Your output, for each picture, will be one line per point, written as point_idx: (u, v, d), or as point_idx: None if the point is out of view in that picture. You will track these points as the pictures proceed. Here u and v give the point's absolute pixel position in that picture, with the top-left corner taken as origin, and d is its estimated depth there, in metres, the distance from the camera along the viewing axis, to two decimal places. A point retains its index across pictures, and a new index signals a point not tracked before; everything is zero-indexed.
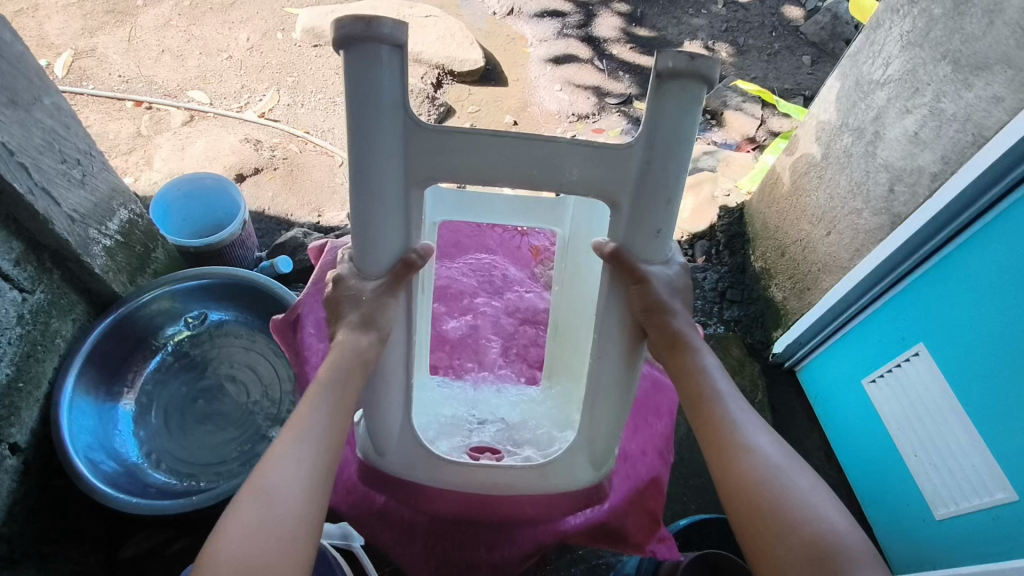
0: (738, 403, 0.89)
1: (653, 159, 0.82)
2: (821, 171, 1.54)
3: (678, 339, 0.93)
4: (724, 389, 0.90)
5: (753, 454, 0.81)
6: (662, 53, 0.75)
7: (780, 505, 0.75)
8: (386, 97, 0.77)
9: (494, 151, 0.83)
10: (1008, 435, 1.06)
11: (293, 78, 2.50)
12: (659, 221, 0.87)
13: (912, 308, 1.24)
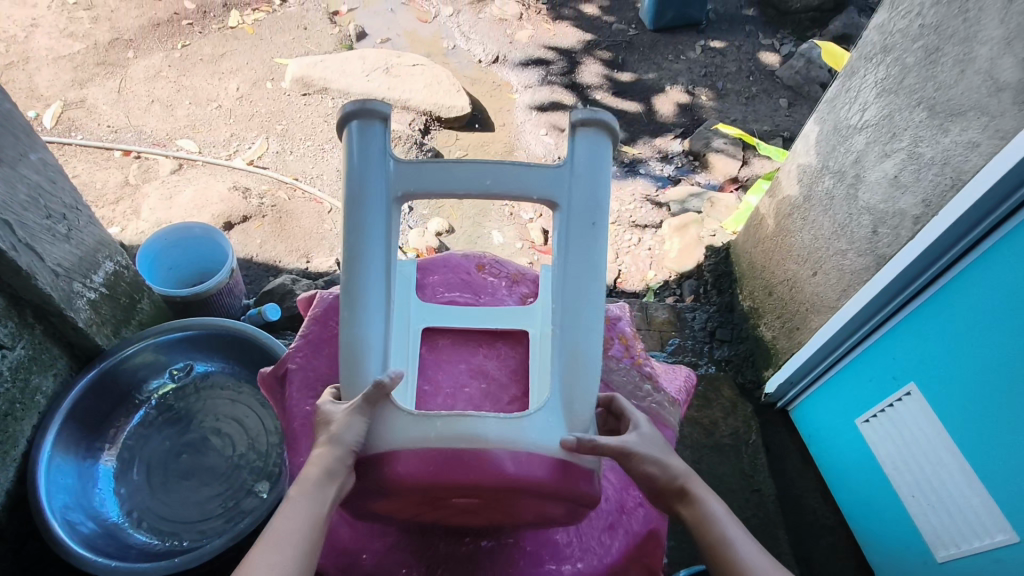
0: (754, 556, 0.81)
1: (579, 174, 0.99)
2: (804, 213, 1.57)
3: (682, 488, 0.87)
4: (734, 539, 0.82)
5: None
6: (573, 108, 0.98)
7: None
8: (373, 149, 0.98)
9: (458, 173, 0.97)
10: (1005, 476, 1.05)
11: (282, 126, 2.53)
12: (590, 212, 0.97)
13: (901, 347, 1.25)
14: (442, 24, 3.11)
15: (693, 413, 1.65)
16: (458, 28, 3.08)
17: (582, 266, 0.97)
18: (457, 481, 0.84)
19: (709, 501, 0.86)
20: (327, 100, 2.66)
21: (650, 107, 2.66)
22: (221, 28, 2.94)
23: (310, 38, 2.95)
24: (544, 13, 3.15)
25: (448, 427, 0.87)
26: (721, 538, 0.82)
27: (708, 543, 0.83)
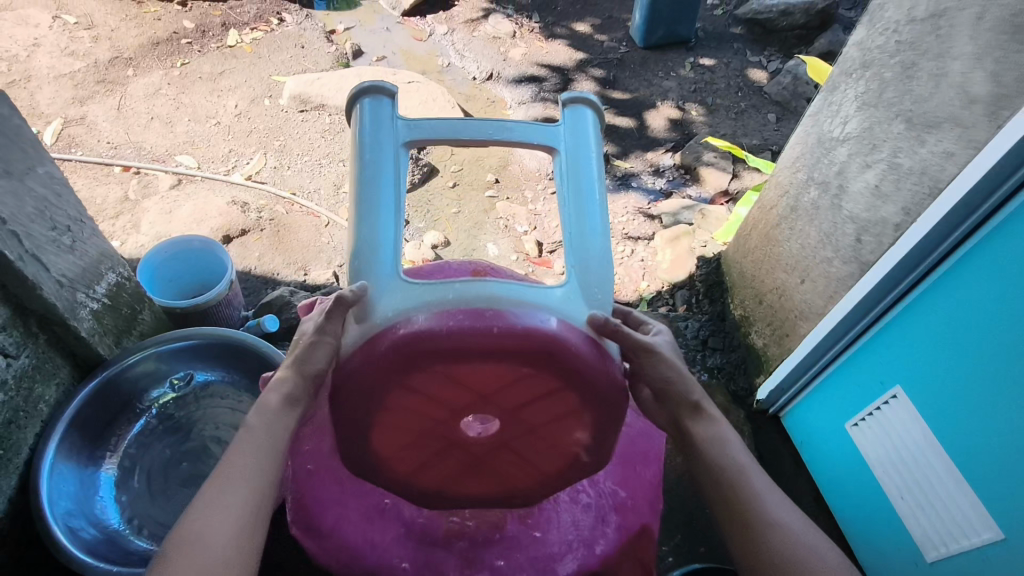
0: (760, 475, 0.86)
1: (577, 135, 1.11)
2: (791, 223, 1.61)
3: (697, 406, 0.91)
4: (740, 458, 0.87)
5: (778, 538, 0.78)
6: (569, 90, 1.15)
7: None
8: (383, 116, 1.07)
9: (465, 127, 1.07)
10: (989, 474, 1.08)
11: (280, 142, 2.57)
12: (590, 160, 1.09)
13: (885, 351, 1.28)
14: (437, 43, 3.18)
15: None
16: (453, 46, 3.14)
17: (585, 204, 1.05)
18: (475, 341, 0.80)
19: (716, 420, 0.91)
20: (325, 116, 2.71)
21: (642, 123, 2.72)
22: (220, 47, 2.99)
23: (308, 56, 3.01)
24: (538, 31, 3.23)
25: (467, 288, 0.85)
26: (728, 459, 0.87)
27: (714, 466, 0.87)
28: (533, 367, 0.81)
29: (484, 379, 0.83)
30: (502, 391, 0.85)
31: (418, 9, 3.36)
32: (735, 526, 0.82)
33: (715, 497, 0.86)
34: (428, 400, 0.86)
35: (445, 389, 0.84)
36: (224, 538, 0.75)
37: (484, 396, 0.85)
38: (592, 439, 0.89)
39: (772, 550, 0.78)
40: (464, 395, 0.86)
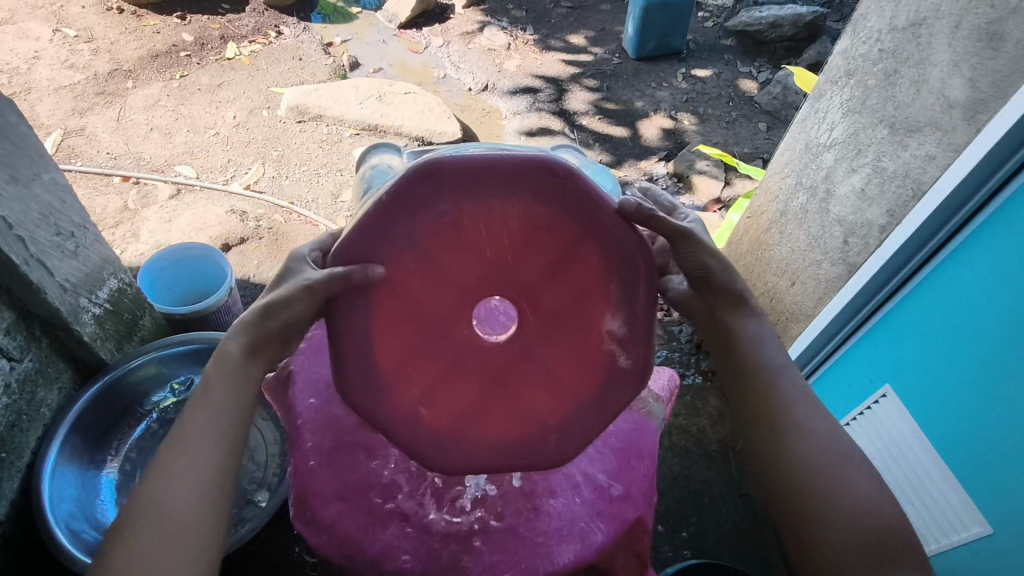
0: (794, 379, 0.85)
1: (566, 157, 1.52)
2: (781, 227, 1.64)
3: (740, 299, 0.90)
4: (777, 359, 0.87)
5: (811, 439, 0.78)
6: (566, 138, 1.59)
7: (835, 491, 0.74)
8: None
9: None
10: (973, 469, 1.10)
11: (278, 152, 2.60)
12: None
13: (874, 350, 1.31)
14: (433, 55, 3.23)
15: (681, 422, 1.70)
16: (448, 58, 3.19)
17: None
18: (477, 191, 0.85)
19: (756, 319, 0.90)
20: (322, 126, 2.74)
21: (636, 132, 2.76)
22: (218, 59, 3.03)
23: (305, 68, 3.05)
24: (532, 43, 3.28)
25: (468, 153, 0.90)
26: (763, 359, 0.86)
27: (747, 364, 0.87)
28: (546, 203, 0.87)
29: (498, 241, 0.91)
30: (518, 258, 0.92)
31: (414, 22, 3.42)
32: (763, 421, 0.82)
33: (744, 393, 0.86)
34: (446, 284, 0.93)
35: (461, 265, 0.92)
36: (183, 503, 0.75)
37: (499, 269, 0.93)
38: (619, 312, 0.90)
39: (800, 446, 0.78)
40: (480, 275, 0.93)
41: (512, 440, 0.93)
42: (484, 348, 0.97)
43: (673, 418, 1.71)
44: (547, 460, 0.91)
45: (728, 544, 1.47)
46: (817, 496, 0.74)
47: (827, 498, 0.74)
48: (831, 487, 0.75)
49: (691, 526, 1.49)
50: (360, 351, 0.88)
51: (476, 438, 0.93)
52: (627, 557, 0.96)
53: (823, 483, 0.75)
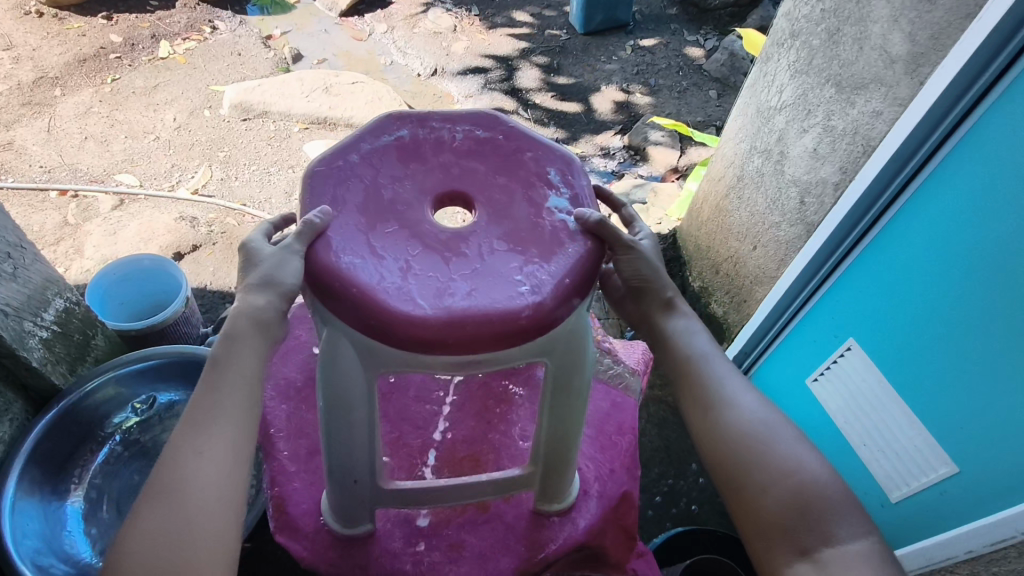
0: (721, 361, 0.86)
1: None
2: (739, 192, 1.66)
3: (670, 303, 0.91)
4: (702, 348, 0.88)
5: (736, 415, 0.79)
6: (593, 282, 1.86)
7: (765, 462, 0.75)
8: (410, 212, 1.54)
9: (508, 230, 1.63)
10: (937, 412, 1.13)
11: (224, 153, 2.50)
12: None
13: (837, 304, 1.33)
14: (377, 42, 3.14)
15: (657, 394, 1.72)
16: (394, 44, 3.11)
17: None
18: (438, 119, 0.86)
19: (683, 315, 0.91)
20: (268, 123, 2.65)
21: (589, 107, 2.75)
22: (152, 59, 2.89)
23: (245, 63, 2.94)
24: (478, 24, 3.22)
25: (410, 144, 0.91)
26: (690, 348, 0.88)
27: (674, 356, 0.88)
28: (487, 129, 0.87)
29: (449, 156, 0.84)
30: (471, 166, 0.83)
31: (356, 9, 3.32)
32: (695, 406, 0.83)
33: (675, 386, 0.87)
34: (410, 186, 0.81)
35: (421, 171, 0.82)
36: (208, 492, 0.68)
37: (454, 176, 0.82)
38: (563, 193, 0.82)
39: (729, 423, 0.79)
40: (438, 175, 0.82)
41: (486, 298, 0.71)
42: (451, 230, 0.79)
43: (647, 390, 1.73)
44: (524, 316, 0.70)
45: (711, 507, 1.50)
46: (749, 467, 0.75)
47: (755, 466, 0.75)
48: (760, 455, 0.75)
49: (698, 459, 1.58)
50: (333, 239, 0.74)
51: (445, 298, 0.71)
52: (614, 531, 0.97)
53: (750, 454, 0.76)
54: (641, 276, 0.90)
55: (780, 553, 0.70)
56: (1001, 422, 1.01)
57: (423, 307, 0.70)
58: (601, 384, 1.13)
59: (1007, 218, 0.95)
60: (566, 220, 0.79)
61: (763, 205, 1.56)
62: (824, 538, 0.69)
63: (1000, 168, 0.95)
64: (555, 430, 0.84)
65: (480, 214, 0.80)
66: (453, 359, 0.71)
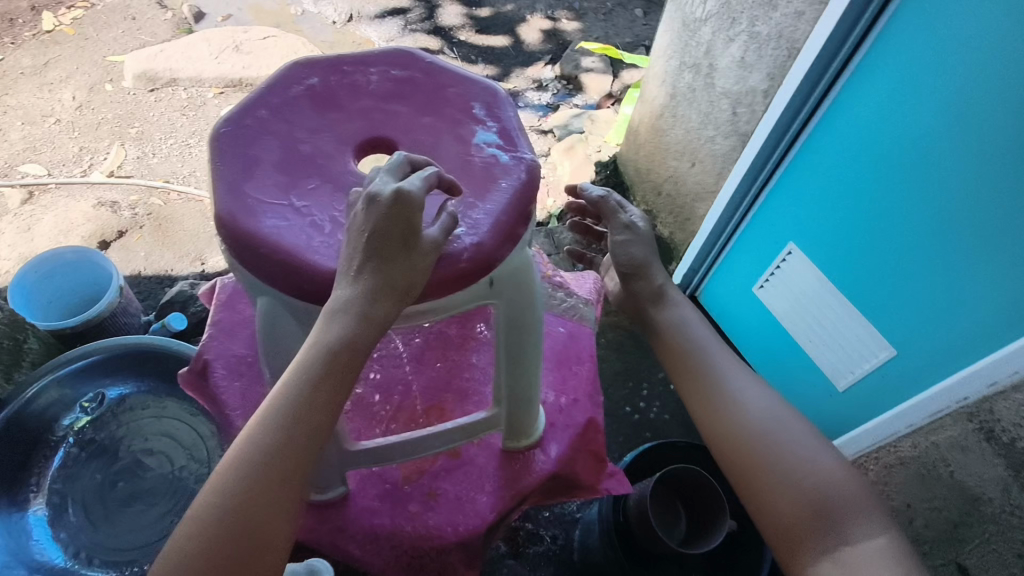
0: (726, 360, 0.90)
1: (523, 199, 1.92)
2: (673, 111, 1.65)
3: (661, 293, 1.01)
4: (706, 346, 0.92)
5: (742, 411, 0.81)
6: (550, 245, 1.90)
7: (774, 458, 0.75)
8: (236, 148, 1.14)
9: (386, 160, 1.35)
10: (875, 300, 1.20)
11: (136, 129, 2.33)
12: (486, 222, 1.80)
13: (777, 210, 1.37)
14: None
15: (613, 320, 1.75)
16: None
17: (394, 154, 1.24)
18: (350, 62, 0.82)
19: (685, 315, 0.98)
20: (179, 92, 2.47)
21: (517, 39, 2.66)
22: (36, 34, 2.63)
23: (142, 28, 2.70)
24: None
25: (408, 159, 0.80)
26: (693, 347, 0.93)
27: (678, 353, 0.93)
28: (402, 68, 0.83)
29: (367, 100, 0.80)
30: (391, 108, 0.79)
31: None
32: (702, 403, 0.86)
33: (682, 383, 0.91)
34: (329, 135, 0.77)
35: (338, 119, 0.78)
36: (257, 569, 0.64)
37: (372, 120, 0.78)
38: (490, 126, 0.79)
39: (736, 418, 0.81)
40: (357, 121, 0.78)
41: None
42: None
43: (604, 318, 1.76)
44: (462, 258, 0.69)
45: (676, 419, 1.57)
46: (758, 465, 0.76)
47: (766, 463, 0.75)
48: (768, 453, 0.76)
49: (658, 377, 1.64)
50: (252, 197, 0.70)
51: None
52: (584, 456, 1.00)
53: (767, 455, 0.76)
54: (633, 264, 1.02)
55: (801, 552, 0.69)
56: (945, 314, 1.06)
57: None
58: (557, 318, 1.14)
59: (943, 125, 0.96)
60: (498, 155, 0.77)
61: (697, 121, 1.55)
62: (842, 537, 0.67)
63: (939, 58, 0.93)
64: (512, 367, 0.83)
65: (406, 159, 0.77)
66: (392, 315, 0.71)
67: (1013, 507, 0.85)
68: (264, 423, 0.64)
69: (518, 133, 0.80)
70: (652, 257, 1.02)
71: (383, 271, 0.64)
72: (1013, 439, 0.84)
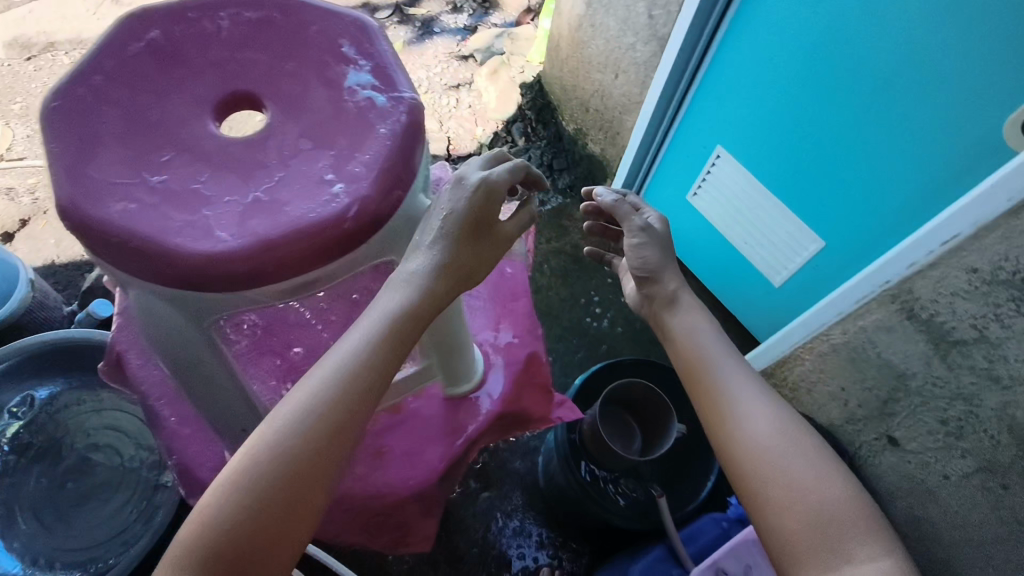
0: (738, 365, 0.75)
1: None
2: (591, 20, 1.58)
3: (675, 297, 0.87)
4: (716, 351, 0.77)
5: (747, 419, 0.67)
6: None
7: (778, 474, 0.61)
8: None
9: None
10: (802, 197, 1.23)
11: (17, 103, 2.11)
12: None
13: (703, 115, 1.36)
14: None
15: (556, 245, 1.74)
16: None
17: None
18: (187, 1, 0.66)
19: (695, 316, 0.83)
20: (59, 56, 2.22)
21: None
22: None
23: None
24: None
25: None
26: (701, 352, 0.77)
27: (687, 361, 0.78)
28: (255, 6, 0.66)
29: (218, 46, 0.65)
30: (250, 56, 0.65)
31: None
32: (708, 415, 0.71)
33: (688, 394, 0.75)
34: (175, 92, 0.63)
35: (186, 73, 0.64)
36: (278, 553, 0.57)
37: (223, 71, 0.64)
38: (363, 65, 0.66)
39: (742, 428, 0.66)
40: (211, 74, 0.64)
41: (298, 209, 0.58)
42: None
43: (546, 245, 1.74)
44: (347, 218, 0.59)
45: (625, 334, 1.62)
46: (760, 482, 0.62)
47: (767, 481, 0.61)
48: (771, 468, 0.62)
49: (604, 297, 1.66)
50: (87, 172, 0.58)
51: (247, 224, 0.58)
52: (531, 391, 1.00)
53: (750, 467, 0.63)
54: (646, 267, 0.89)
55: None
56: (893, 202, 1.07)
57: (224, 241, 0.57)
58: None
59: (927, 10, 0.86)
60: (372, 97, 0.64)
61: (616, 28, 1.49)
62: (845, 556, 0.56)
63: None
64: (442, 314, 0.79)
65: (271, 113, 0.64)
66: (285, 286, 0.62)
67: (934, 378, 0.92)
68: (342, 381, 0.59)
69: (395, 69, 0.67)
70: (660, 258, 0.89)
71: (464, 254, 0.68)
72: (931, 314, 0.89)
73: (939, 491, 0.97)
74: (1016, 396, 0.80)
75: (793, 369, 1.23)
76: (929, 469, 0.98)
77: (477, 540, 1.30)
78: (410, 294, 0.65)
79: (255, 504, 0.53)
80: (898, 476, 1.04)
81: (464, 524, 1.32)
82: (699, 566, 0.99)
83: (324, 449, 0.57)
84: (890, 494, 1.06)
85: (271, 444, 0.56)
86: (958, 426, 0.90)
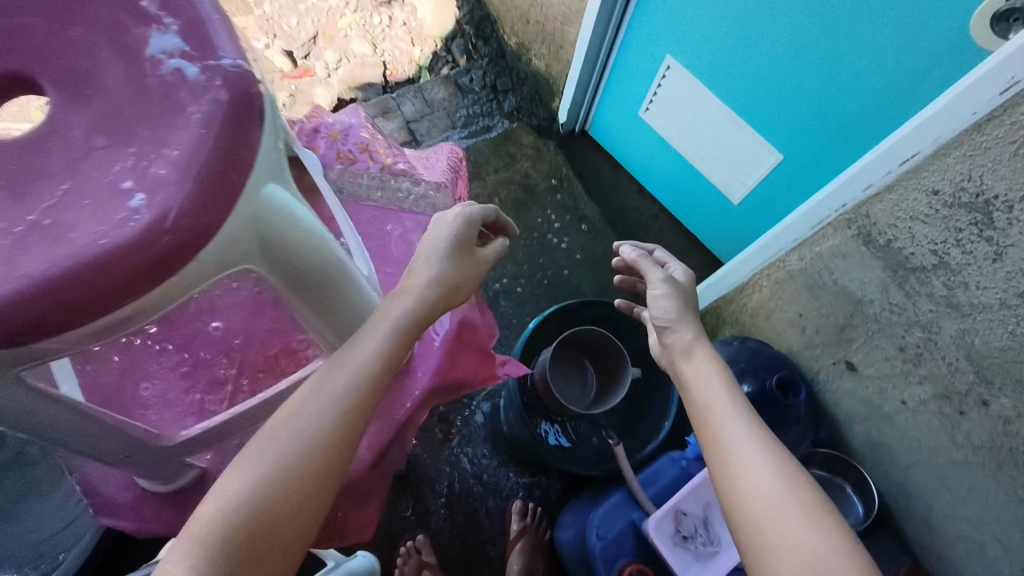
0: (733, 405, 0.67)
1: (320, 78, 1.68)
2: None
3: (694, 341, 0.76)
4: (709, 399, 0.69)
5: (743, 477, 0.60)
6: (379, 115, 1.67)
7: (770, 537, 0.55)
8: None
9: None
10: (758, 109, 1.13)
11: None
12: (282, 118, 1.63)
13: (650, 21, 1.22)
14: None
15: (505, 176, 1.63)
16: None
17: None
18: None
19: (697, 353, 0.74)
20: None
21: None
22: None
23: None
24: None
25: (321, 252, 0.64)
26: (705, 400, 0.69)
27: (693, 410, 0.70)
28: None
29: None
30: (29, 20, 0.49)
31: None
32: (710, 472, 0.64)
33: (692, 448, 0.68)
34: None
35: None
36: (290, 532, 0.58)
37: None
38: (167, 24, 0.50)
39: (738, 487, 0.60)
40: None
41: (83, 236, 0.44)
42: None
43: (495, 176, 1.63)
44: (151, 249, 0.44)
45: (580, 267, 1.57)
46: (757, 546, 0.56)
47: (762, 544, 0.55)
48: (765, 534, 0.56)
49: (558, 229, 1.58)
50: None
51: (17, 263, 0.43)
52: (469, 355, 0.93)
53: (732, 496, 0.60)
54: (663, 317, 0.79)
55: None
56: (855, 110, 0.98)
57: None
58: None
59: None
60: (180, 68, 0.49)
61: None
62: None
63: None
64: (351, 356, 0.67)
65: (54, 99, 0.48)
66: (62, 341, 0.45)
67: (892, 305, 0.87)
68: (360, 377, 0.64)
69: (211, 24, 0.52)
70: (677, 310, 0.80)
71: (459, 276, 0.77)
72: (890, 240, 0.83)
73: (896, 413, 0.97)
74: (975, 323, 0.76)
75: (751, 295, 1.19)
76: (886, 394, 0.97)
77: (445, 487, 1.31)
78: (416, 301, 0.72)
79: (281, 498, 0.56)
80: (855, 399, 1.04)
81: (429, 475, 1.31)
82: (659, 509, 0.99)
83: (343, 440, 0.61)
84: (852, 419, 1.07)
85: (307, 432, 0.60)
86: (915, 352, 0.87)
